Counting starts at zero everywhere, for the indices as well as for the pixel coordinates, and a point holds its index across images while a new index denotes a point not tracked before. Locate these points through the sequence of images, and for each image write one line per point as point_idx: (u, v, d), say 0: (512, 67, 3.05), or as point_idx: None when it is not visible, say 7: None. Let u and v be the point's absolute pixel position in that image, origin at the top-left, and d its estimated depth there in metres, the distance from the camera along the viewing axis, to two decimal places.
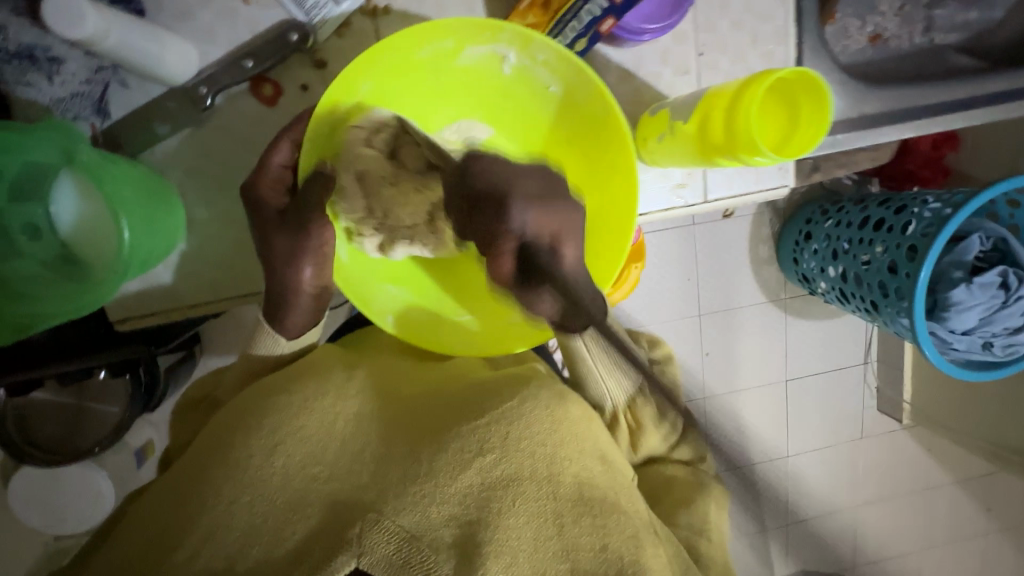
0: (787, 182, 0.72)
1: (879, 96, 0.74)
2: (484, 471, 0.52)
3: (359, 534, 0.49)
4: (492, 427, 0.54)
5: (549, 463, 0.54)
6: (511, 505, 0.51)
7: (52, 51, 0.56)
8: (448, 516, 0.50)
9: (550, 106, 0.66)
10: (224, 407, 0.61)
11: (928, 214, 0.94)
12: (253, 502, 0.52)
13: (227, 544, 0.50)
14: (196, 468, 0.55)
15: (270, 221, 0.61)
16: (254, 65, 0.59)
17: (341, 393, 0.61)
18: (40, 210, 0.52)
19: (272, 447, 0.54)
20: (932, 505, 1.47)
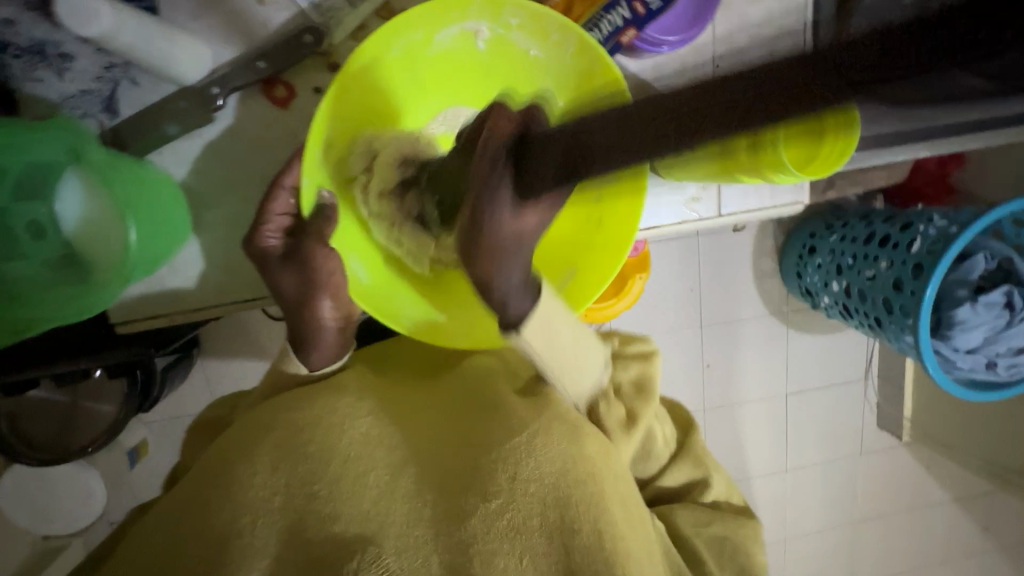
0: (801, 199, 0.71)
1: (895, 113, 0.74)
2: (489, 517, 0.49)
3: (356, 569, 0.48)
4: (501, 466, 0.52)
5: (562, 503, 0.51)
6: (516, 560, 0.49)
7: (63, 48, 0.55)
8: (448, 566, 0.49)
9: (542, 78, 0.63)
10: (239, 422, 0.62)
11: (933, 232, 0.94)
12: (256, 524, 0.52)
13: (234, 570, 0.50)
14: (213, 479, 0.56)
15: (277, 264, 0.60)
16: (266, 66, 0.58)
17: (350, 412, 0.59)
18: (42, 209, 0.50)
19: (276, 469, 0.55)
20: (930, 524, 1.46)
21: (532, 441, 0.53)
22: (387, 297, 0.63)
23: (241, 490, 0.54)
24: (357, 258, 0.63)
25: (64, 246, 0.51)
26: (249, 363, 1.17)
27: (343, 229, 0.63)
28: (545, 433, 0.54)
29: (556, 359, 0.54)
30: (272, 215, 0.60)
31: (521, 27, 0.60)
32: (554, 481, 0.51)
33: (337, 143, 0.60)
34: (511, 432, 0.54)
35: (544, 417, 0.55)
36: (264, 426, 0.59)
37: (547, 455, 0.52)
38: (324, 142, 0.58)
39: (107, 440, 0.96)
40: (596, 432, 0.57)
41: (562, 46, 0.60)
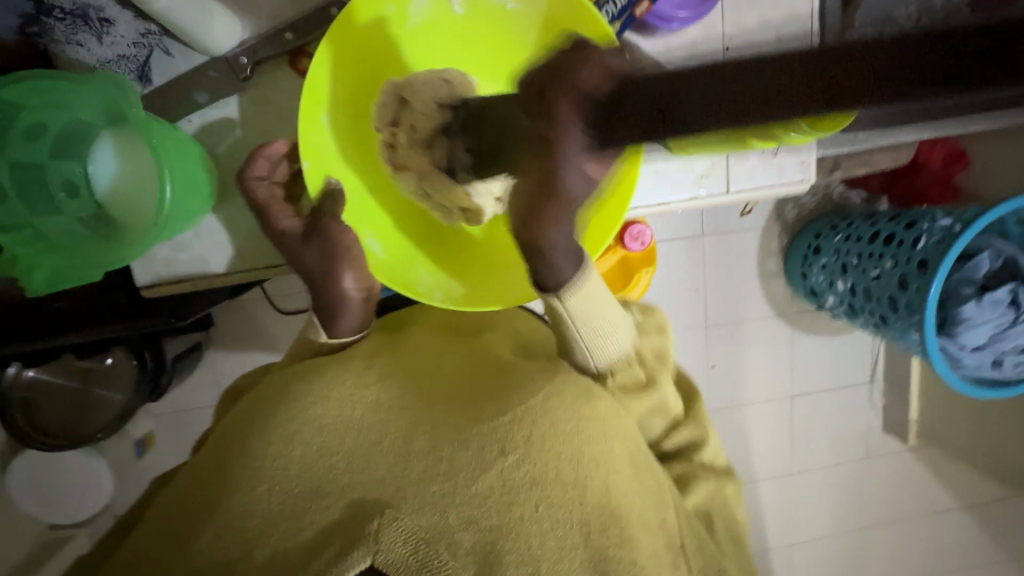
0: (808, 177, 0.72)
1: None
2: (506, 473, 0.48)
3: (375, 530, 0.45)
4: (516, 425, 0.50)
5: (576, 466, 0.50)
6: (534, 510, 0.47)
7: (104, 13, 0.58)
8: (469, 518, 0.46)
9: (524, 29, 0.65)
10: (250, 395, 0.59)
11: (938, 230, 0.94)
12: (272, 490, 0.48)
13: (242, 540, 0.46)
14: (221, 452, 0.53)
15: (293, 244, 0.62)
16: (294, 36, 0.60)
17: (360, 378, 0.56)
18: (77, 167, 0.52)
19: (289, 435, 0.51)
20: (937, 529, 1.45)
21: (545, 403, 0.52)
22: (403, 268, 0.68)
23: (251, 459, 0.50)
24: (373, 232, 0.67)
25: (96, 204, 0.53)
26: (259, 354, 1.19)
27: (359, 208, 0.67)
28: (557, 395, 0.53)
29: (590, 316, 0.57)
30: (272, 202, 0.62)
31: None
32: (572, 441, 0.51)
33: (337, 128, 0.64)
34: (526, 393, 0.53)
35: (557, 382, 0.55)
36: (271, 397, 0.55)
37: (563, 414, 0.52)
38: (319, 130, 0.62)
39: (116, 426, 0.99)
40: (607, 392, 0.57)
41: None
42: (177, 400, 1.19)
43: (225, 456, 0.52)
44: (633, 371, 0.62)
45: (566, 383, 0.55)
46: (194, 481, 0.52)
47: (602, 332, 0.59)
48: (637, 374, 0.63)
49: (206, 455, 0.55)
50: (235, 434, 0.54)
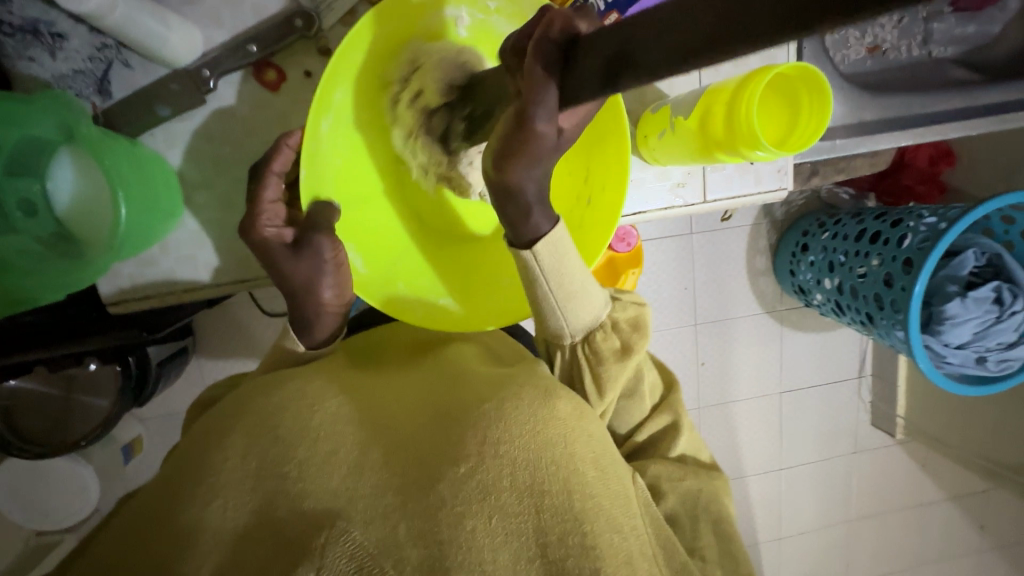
0: (785, 185, 0.72)
1: (880, 103, 0.75)
2: (457, 483, 0.46)
3: (322, 545, 0.43)
4: (472, 430, 0.49)
5: (531, 473, 0.48)
6: (486, 522, 0.45)
7: (56, 27, 0.57)
8: (417, 533, 0.44)
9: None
10: (213, 408, 0.58)
11: (924, 228, 0.94)
12: (225, 505, 0.47)
13: (192, 558, 0.44)
14: (180, 468, 0.51)
15: (262, 250, 0.59)
16: (258, 49, 0.59)
17: (321, 391, 0.55)
18: (35, 186, 0.51)
19: (245, 449, 0.50)
20: (925, 522, 1.47)
21: (499, 409, 0.51)
22: (386, 287, 0.65)
23: (207, 474, 0.49)
24: (354, 246, 0.64)
25: (58, 223, 0.53)
26: (244, 360, 1.17)
27: (346, 220, 0.64)
28: (512, 399, 0.52)
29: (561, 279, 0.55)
30: (263, 204, 0.58)
31: (500, 11, 0.62)
32: (528, 445, 0.49)
33: (332, 138, 0.60)
34: (481, 401, 0.52)
35: (512, 386, 0.54)
36: (233, 412, 0.54)
37: (516, 420, 0.50)
38: (317, 137, 0.57)
39: (101, 433, 0.97)
40: (569, 394, 0.55)
41: None
42: (163, 407, 1.18)
43: (181, 472, 0.51)
44: (608, 340, 0.60)
45: (523, 385, 0.54)
46: (152, 499, 0.51)
47: (581, 292, 0.57)
48: (612, 343, 0.60)
49: (164, 473, 0.53)
50: (194, 450, 0.53)
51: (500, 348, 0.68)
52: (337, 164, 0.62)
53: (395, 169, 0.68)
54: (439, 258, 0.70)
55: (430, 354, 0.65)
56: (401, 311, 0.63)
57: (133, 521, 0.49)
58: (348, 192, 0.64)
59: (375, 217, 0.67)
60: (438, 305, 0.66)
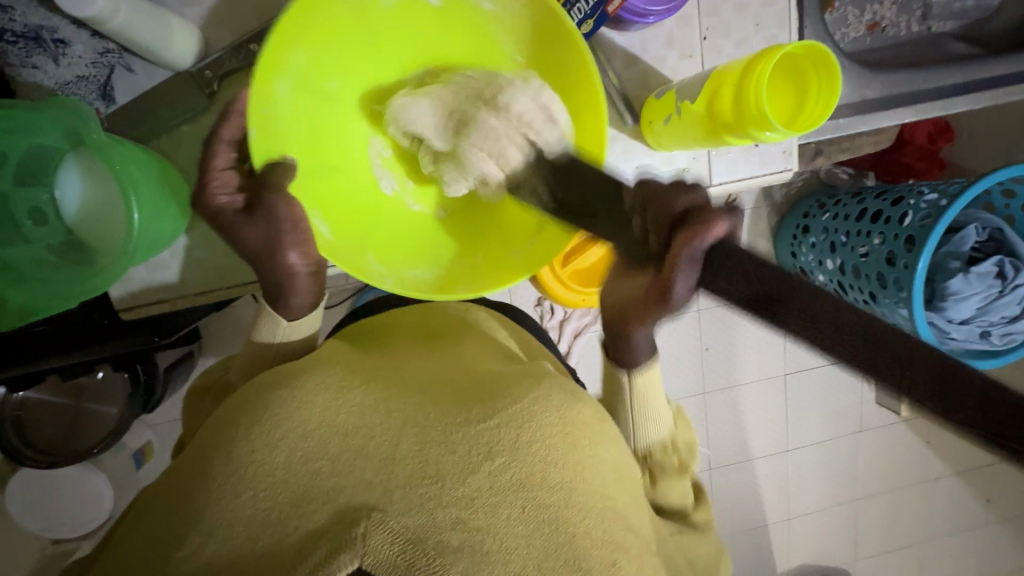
0: (791, 166, 0.72)
1: (881, 80, 0.76)
2: (493, 475, 0.47)
3: (362, 534, 0.43)
4: (504, 428, 0.50)
5: (564, 465, 0.49)
6: (520, 511, 0.46)
7: (59, 33, 0.54)
8: (456, 518, 0.45)
9: (497, 34, 0.64)
10: (228, 400, 0.57)
11: (924, 205, 0.93)
12: (257, 496, 0.46)
13: (230, 545, 0.44)
14: (202, 461, 0.50)
15: (235, 220, 0.59)
16: (258, 48, 0.59)
17: (343, 383, 0.54)
18: (44, 195, 0.52)
19: (273, 442, 0.48)
20: (932, 498, 1.48)
21: (533, 407, 0.52)
22: (354, 254, 0.63)
23: (234, 466, 0.47)
24: (322, 214, 0.64)
25: (65, 231, 0.53)
26: None
27: (311, 185, 0.63)
28: (544, 399, 0.53)
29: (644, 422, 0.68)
30: (214, 172, 0.59)
31: None
32: (555, 445, 0.50)
33: (296, 101, 0.61)
34: (512, 399, 0.53)
35: (542, 387, 0.55)
36: (253, 405, 0.52)
37: (549, 419, 0.52)
38: (276, 99, 0.59)
39: (114, 440, 0.97)
40: (591, 401, 0.58)
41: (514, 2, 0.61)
42: (172, 412, 1.17)
43: (201, 463, 0.50)
44: (668, 458, 0.68)
45: (551, 388, 0.55)
46: (175, 490, 0.50)
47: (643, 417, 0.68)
48: (672, 461, 0.68)
49: (182, 465, 0.52)
50: (215, 442, 0.51)
51: (510, 348, 0.69)
52: (300, 128, 0.62)
53: (364, 142, 0.68)
54: (411, 236, 0.69)
55: (443, 349, 0.65)
56: (365, 276, 0.62)
57: (163, 507, 0.49)
58: (316, 160, 0.64)
59: (349, 190, 0.67)
60: (407, 277, 0.65)
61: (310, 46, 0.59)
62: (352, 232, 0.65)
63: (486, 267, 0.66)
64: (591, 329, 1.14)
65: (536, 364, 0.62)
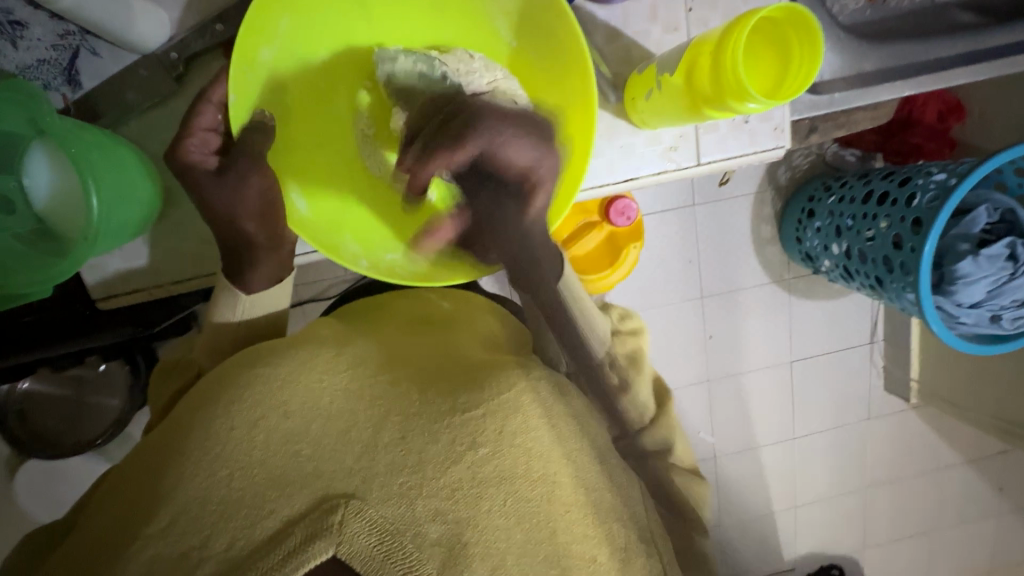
0: (782, 143, 0.70)
1: (878, 53, 0.73)
2: (476, 466, 0.46)
3: (339, 522, 0.42)
4: (489, 418, 0.48)
5: (545, 461, 0.48)
6: (501, 504, 0.45)
7: (16, 15, 0.56)
8: (435, 510, 0.44)
9: (496, 17, 0.62)
10: (205, 376, 0.55)
11: (934, 184, 0.89)
12: (232, 476, 0.44)
13: (200, 525, 0.42)
14: (175, 439, 0.48)
15: (205, 181, 0.57)
16: (224, 28, 0.58)
17: (330, 366, 0.52)
18: (12, 182, 0.51)
19: (253, 421, 0.46)
20: (941, 486, 1.45)
21: (518, 398, 0.50)
22: (330, 235, 0.62)
23: (210, 444, 0.45)
24: (299, 187, 0.63)
25: (36, 219, 0.52)
26: None
27: (287, 159, 0.63)
28: (531, 391, 0.52)
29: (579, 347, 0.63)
30: (196, 130, 0.57)
31: None
32: (541, 436, 0.49)
33: (279, 70, 0.60)
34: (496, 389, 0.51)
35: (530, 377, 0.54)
36: (233, 383, 0.50)
37: (534, 412, 0.50)
38: (258, 66, 0.58)
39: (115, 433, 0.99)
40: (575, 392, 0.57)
41: None
42: None
43: (172, 442, 0.47)
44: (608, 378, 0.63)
45: (539, 379, 0.54)
46: (146, 469, 0.47)
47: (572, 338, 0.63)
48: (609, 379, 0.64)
49: (154, 441, 0.50)
50: (193, 416, 0.49)
51: (499, 336, 0.68)
52: (282, 98, 0.61)
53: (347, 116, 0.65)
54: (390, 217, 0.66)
55: (436, 334, 0.64)
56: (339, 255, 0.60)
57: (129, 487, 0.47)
58: (297, 133, 0.63)
59: (330, 164, 0.65)
60: (383, 261, 0.63)
61: (297, 16, 0.58)
62: (330, 211, 0.63)
63: None
64: None
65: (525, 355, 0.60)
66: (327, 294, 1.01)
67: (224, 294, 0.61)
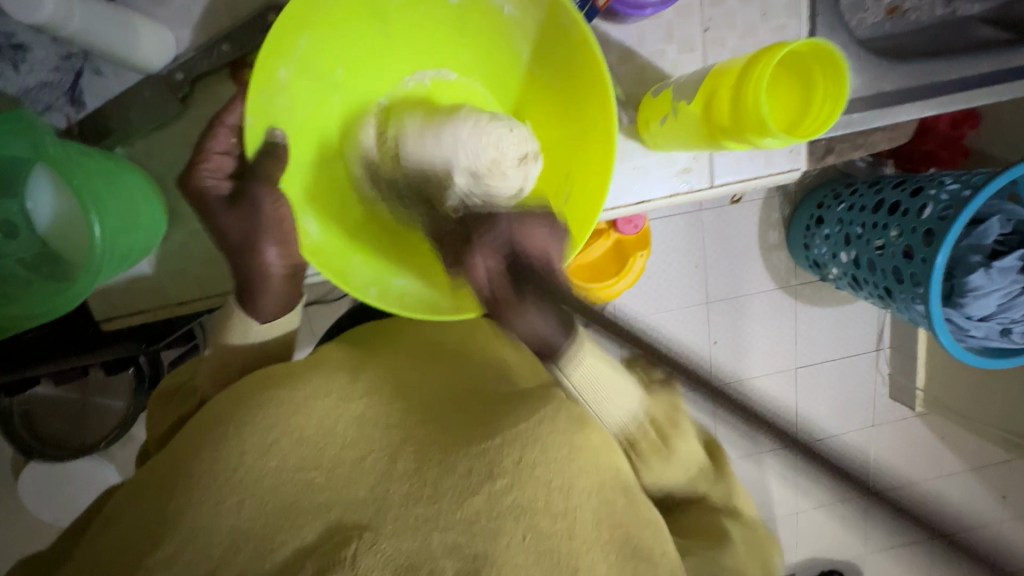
0: (798, 165, 0.70)
1: (900, 71, 0.71)
2: (493, 498, 0.43)
3: (351, 555, 0.39)
4: (507, 448, 0.46)
5: (565, 493, 0.45)
6: (520, 539, 0.42)
7: (17, 38, 0.55)
8: (452, 543, 0.41)
9: (515, 37, 0.62)
10: (211, 401, 0.54)
11: (947, 196, 0.87)
12: (242, 503, 0.43)
13: (208, 553, 0.40)
14: (182, 464, 0.47)
15: (215, 206, 0.58)
16: (230, 49, 0.57)
17: (344, 393, 0.52)
18: (15, 206, 0.50)
19: (265, 447, 0.46)
20: (945, 493, 1.44)
21: (537, 427, 0.48)
22: (338, 260, 0.61)
23: (221, 468, 0.45)
24: (310, 211, 0.62)
25: (39, 243, 0.51)
26: None
27: (298, 182, 0.61)
28: (550, 420, 0.49)
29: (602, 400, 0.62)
30: (210, 153, 0.57)
31: None
32: (561, 469, 0.46)
33: (295, 90, 0.58)
34: (530, 408, 0.50)
35: (549, 406, 0.51)
36: (245, 404, 0.50)
37: (553, 441, 0.47)
38: (276, 85, 0.55)
39: (120, 435, 0.98)
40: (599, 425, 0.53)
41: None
42: None
43: (178, 467, 0.47)
44: (647, 436, 0.62)
45: (558, 409, 0.51)
46: (147, 501, 0.46)
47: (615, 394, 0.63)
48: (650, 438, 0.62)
49: (162, 464, 0.49)
50: (201, 439, 0.48)
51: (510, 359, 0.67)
52: (296, 117, 0.59)
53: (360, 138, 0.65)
54: (397, 239, 0.66)
55: (445, 354, 0.64)
56: (349, 281, 0.60)
57: (134, 512, 0.46)
58: (310, 153, 0.62)
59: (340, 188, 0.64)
60: (393, 286, 0.63)
61: (317, 35, 0.56)
62: (338, 235, 0.63)
63: None
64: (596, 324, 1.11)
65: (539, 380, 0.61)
66: (330, 296, 1.01)
67: (235, 319, 0.60)
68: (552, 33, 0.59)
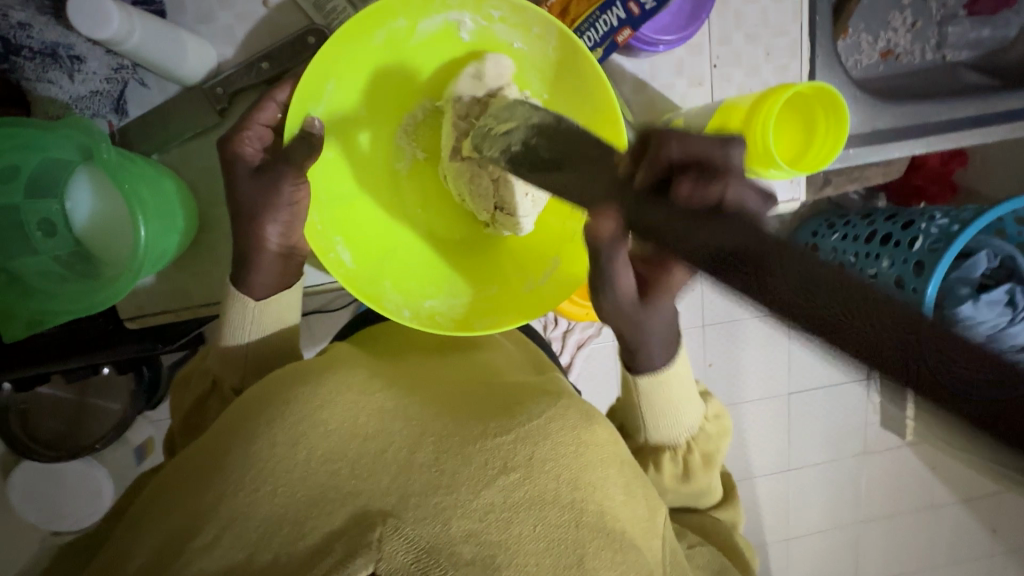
0: (798, 195, 0.74)
1: (892, 111, 0.76)
2: (507, 490, 0.44)
3: (377, 540, 0.40)
4: (520, 444, 0.47)
5: (572, 486, 0.47)
6: (532, 528, 0.44)
7: (75, 50, 0.57)
8: (469, 531, 0.42)
9: (526, 70, 0.65)
10: (234, 403, 0.54)
11: (936, 230, 0.92)
12: (275, 492, 0.43)
13: (244, 541, 0.41)
14: (216, 454, 0.47)
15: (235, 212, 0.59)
16: (270, 65, 0.62)
17: (363, 391, 0.52)
18: (55, 205, 0.54)
19: (295, 440, 0.46)
20: (934, 524, 1.46)
21: (547, 424, 0.49)
22: (372, 284, 0.64)
23: (254, 461, 0.44)
24: (342, 241, 0.63)
25: (76, 242, 0.55)
26: None
27: (331, 217, 0.63)
28: (559, 417, 0.51)
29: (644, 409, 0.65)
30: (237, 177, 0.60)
31: (505, 19, 0.61)
32: (569, 464, 0.48)
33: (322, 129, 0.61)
34: (526, 414, 0.50)
35: (558, 404, 0.53)
36: (272, 399, 0.50)
37: (561, 438, 0.49)
38: None
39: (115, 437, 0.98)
40: (604, 422, 0.55)
41: (544, 38, 0.61)
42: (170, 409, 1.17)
43: (211, 458, 0.47)
44: (671, 465, 0.65)
45: (568, 406, 0.53)
46: (180, 491, 0.47)
47: (666, 417, 0.65)
48: (677, 468, 0.65)
49: (195, 452, 0.50)
50: (234, 432, 0.49)
51: (519, 359, 0.68)
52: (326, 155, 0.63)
53: (381, 166, 0.68)
54: (419, 260, 0.68)
55: (461, 359, 0.65)
56: (384, 306, 0.62)
57: (171, 499, 0.47)
58: (338, 186, 0.64)
59: (369, 216, 0.67)
60: (424, 307, 0.65)
61: (341, 78, 0.60)
62: (370, 263, 0.65)
63: (504, 299, 0.67)
64: (595, 342, 1.10)
65: (552, 380, 0.61)
66: (332, 306, 1.03)
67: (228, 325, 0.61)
68: (570, 69, 0.60)
